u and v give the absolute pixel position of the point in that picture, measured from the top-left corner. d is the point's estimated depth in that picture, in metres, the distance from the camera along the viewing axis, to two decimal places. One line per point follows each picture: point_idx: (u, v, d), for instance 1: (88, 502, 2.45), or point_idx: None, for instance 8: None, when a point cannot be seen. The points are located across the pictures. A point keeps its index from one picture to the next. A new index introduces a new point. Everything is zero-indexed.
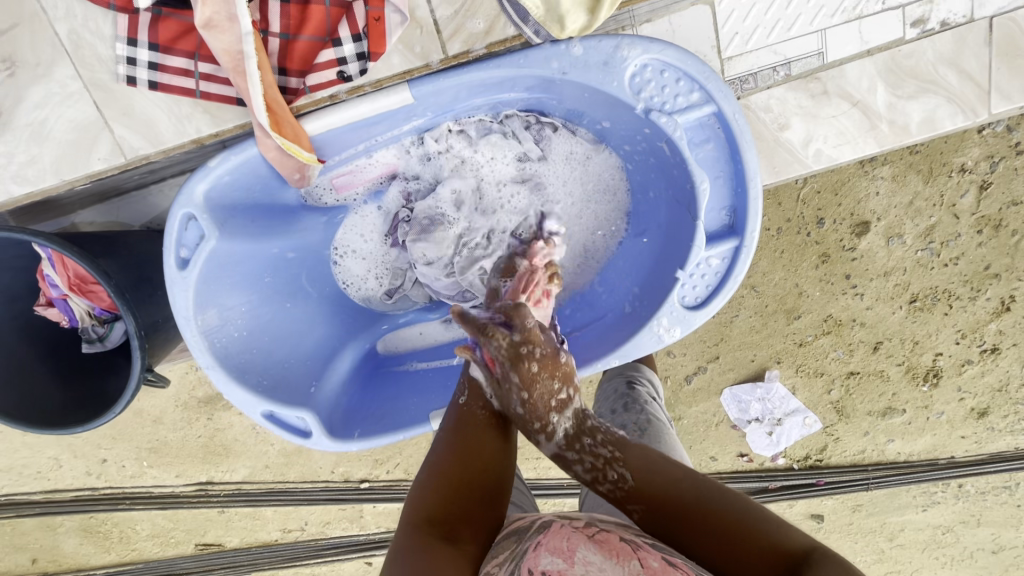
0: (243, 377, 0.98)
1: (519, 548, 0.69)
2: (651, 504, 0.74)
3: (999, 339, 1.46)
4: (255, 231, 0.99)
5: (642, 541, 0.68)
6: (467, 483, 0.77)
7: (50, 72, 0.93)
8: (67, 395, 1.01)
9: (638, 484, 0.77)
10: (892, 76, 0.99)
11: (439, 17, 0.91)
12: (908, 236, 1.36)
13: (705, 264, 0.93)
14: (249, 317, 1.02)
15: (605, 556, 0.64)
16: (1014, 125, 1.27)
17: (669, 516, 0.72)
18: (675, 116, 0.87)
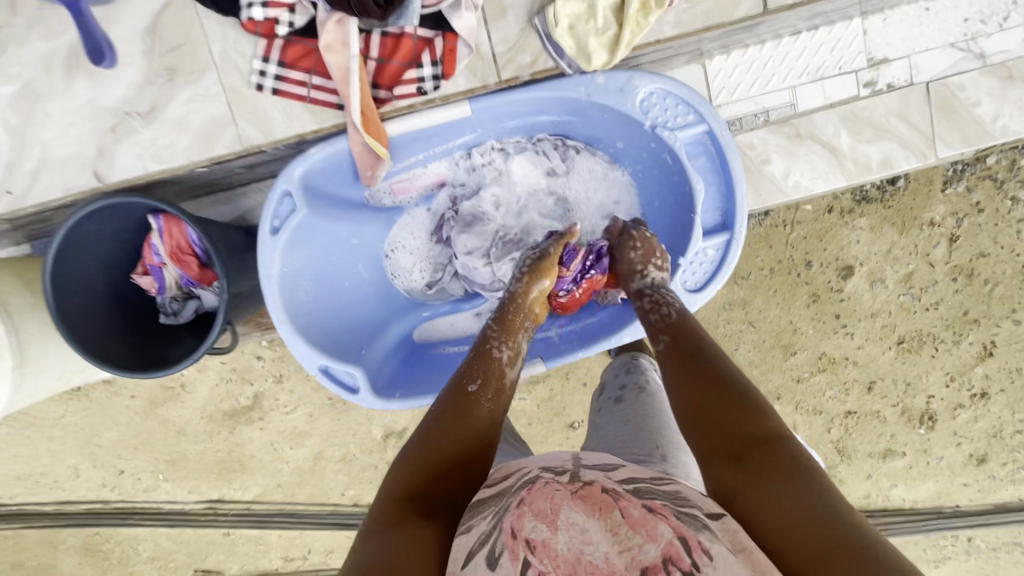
0: (308, 336, 1.09)
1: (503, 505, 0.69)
2: (678, 343, 0.86)
3: (986, 384, 1.54)
4: (331, 214, 1.12)
5: (623, 491, 0.70)
6: (459, 471, 0.75)
7: (188, 79, 1.04)
8: (131, 353, 0.95)
9: (677, 330, 0.88)
10: (852, 125, 1.11)
11: (496, 52, 1.06)
12: (890, 280, 1.50)
13: (702, 253, 1.07)
14: (315, 287, 1.13)
15: (589, 515, 0.65)
16: (974, 186, 1.44)
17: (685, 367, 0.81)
18: (676, 132, 1.04)
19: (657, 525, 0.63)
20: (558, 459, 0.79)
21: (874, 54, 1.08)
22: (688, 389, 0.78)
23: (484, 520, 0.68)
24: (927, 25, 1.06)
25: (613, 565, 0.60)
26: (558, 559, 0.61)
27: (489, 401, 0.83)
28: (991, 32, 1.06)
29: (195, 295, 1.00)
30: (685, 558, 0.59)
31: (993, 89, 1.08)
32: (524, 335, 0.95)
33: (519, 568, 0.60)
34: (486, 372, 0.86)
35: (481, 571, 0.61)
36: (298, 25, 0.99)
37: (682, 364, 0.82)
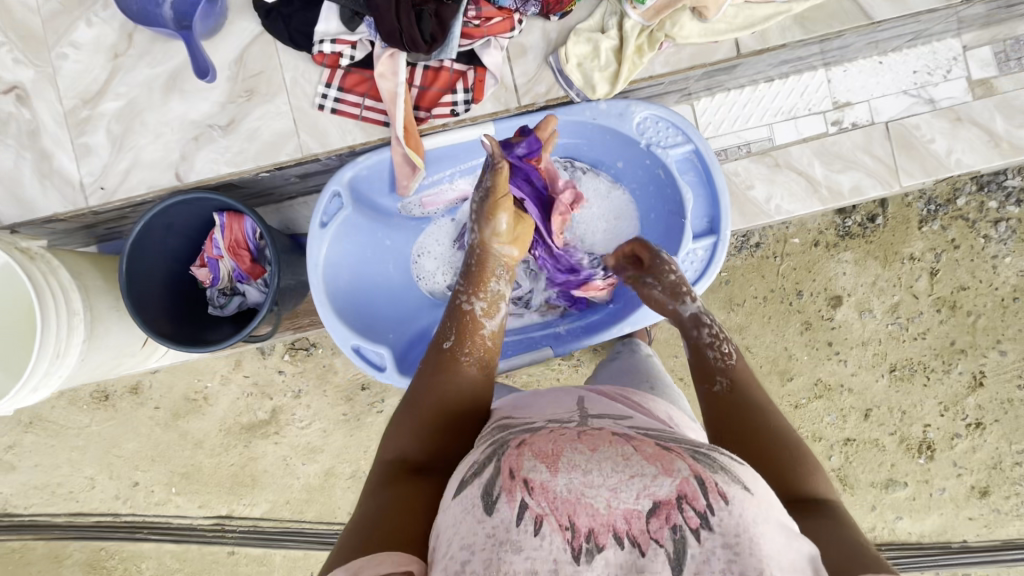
0: (345, 316, 1.00)
1: (498, 445, 0.62)
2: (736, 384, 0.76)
3: (980, 414, 1.59)
4: (375, 213, 1.05)
5: (635, 433, 0.62)
6: (448, 427, 0.72)
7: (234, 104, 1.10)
8: (176, 330, 1.00)
9: (739, 374, 0.77)
10: (825, 156, 1.16)
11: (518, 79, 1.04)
12: (877, 310, 1.59)
13: (692, 254, 0.99)
14: (352, 275, 1.03)
15: (593, 451, 0.58)
16: (947, 224, 1.57)
17: (733, 412, 0.72)
18: (667, 149, 0.98)
19: (672, 460, 0.56)
20: (563, 408, 0.68)
21: (839, 98, 1.16)
22: (733, 439, 0.70)
23: (478, 455, 0.63)
24: (883, 75, 1.16)
25: (619, 499, 0.53)
26: (558, 499, 0.53)
27: (468, 357, 0.79)
28: (937, 82, 1.15)
29: (241, 292, 1.08)
30: (701, 498, 0.53)
31: (944, 129, 1.15)
32: (495, 284, 0.85)
33: (515, 512, 0.53)
34: (462, 328, 0.81)
35: (475, 512, 0.55)
36: (358, 58, 0.94)
37: (730, 410, 0.73)
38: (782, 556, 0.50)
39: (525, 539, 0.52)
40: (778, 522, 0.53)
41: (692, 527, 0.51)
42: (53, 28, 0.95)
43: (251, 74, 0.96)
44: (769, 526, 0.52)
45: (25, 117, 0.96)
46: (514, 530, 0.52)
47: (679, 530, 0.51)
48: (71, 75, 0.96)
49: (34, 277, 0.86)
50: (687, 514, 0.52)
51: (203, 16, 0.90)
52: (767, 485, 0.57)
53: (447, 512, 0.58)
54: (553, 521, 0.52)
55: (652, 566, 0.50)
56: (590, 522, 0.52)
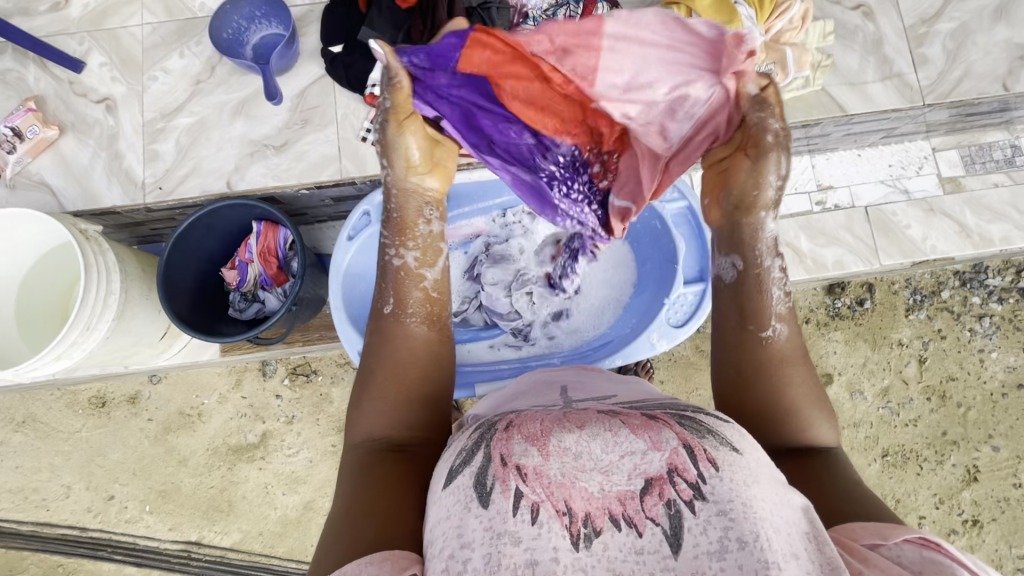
0: (355, 322, 1.07)
1: (485, 432, 0.60)
2: (788, 337, 0.73)
3: (976, 510, 1.56)
4: None
5: (621, 408, 0.62)
6: (411, 398, 0.73)
7: None
8: (191, 317, 1.07)
9: (788, 325, 0.74)
10: (810, 232, 1.27)
11: None
12: (868, 392, 1.62)
13: (682, 298, 1.06)
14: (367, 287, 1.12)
15: (582, 429, 0.56)
16: (934, 315, 1.63)
17: (771, 366, 0.72)
18: (664, 203, 1.09)
19: (660, 431, 0.54)
20: (548, 397, 0.72)
21: (822, 181, 1.30)
22: (757, 391, 0.71)
23: (464, 442, 0.60)
24: (862, 165, 1.30)
25: (612, 481, 0.51)
26: (553, 485, 0.51)
27: (414, 317, 0.79)
28: (910, 176, 1.29)
29: (260, 298, 1.15)
30: (691, 468, 0.51)
31: (919, 217, 1.26)
32: (422, 227, 0.83)
33: (511, 501, 0.50)
34: (399, 291, 0.80)
35: (471, 507, 0.51)
36: None
37: (763, 361, 0.72)
38: (773, 517, 0.48)
39: (523, 530, 0.49)
40: (767, 480, 0.51)
41: (686, 499, 0.49)
42: (150, 56, 1.13)
43: (309, 107, 1.11)
44: (760, 486, 0.50)
45: (108, 124, 1.11)
46: (511, 521, 0.49)
47: (673, 505, 0.49)
48: (156, 94, 1.12)
49: (87, 253, 0.95)
50: (680, 487, 0.50)
51: (279, 56, 1.07)
52: (753, 441, 0.55)
53: (437, 505, 0.55)
54: (550, 508, 0.50)
55: (651, 545, 0.47)
56: (586, 506, 0.50)
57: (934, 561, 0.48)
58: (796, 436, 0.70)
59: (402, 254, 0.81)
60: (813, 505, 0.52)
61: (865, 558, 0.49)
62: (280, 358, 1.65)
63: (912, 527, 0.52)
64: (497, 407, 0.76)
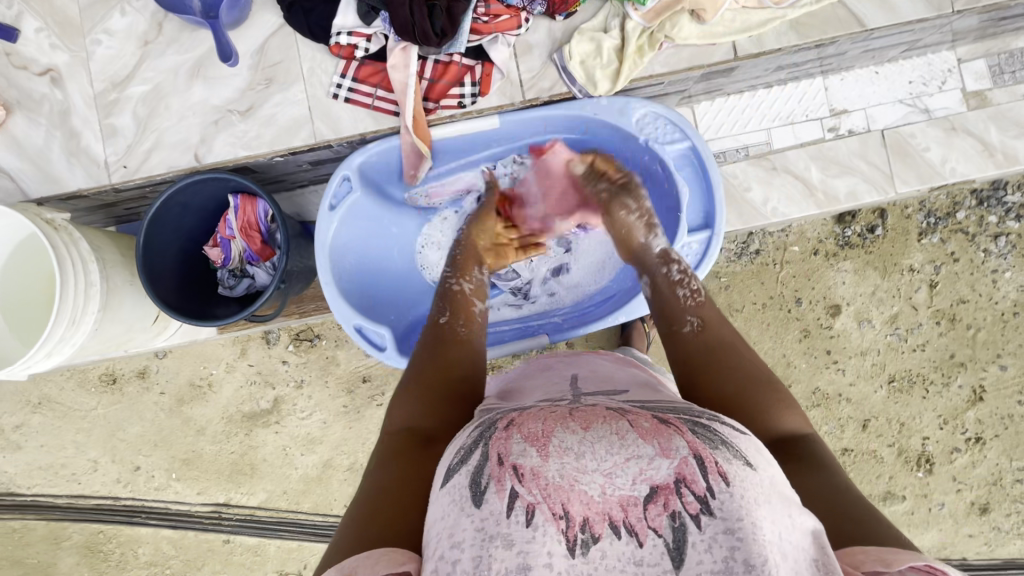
0: (347, 295, 1.03)
1: (484, 429, 0.58)
2: (705, 326, 0.75)
3: (980, 429, 1.58)
4: (383, 201, 1.09)
5: (630, 407, 0.60)
6: (451, 395, 0.72)
7: None
8: (180, 301, 1.03)
9: (706, 312, 0.77)
10: (822, 162, 1.20)
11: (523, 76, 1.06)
12: (876, 320, 1.59)
13: (686, 247, 1.02)
14: (356, 256, 1.07)
15: (587, 431, 0.55)
16: (947, 238, 1.57)
17: (709, 355, 0.72)
18: (664, 146, 1.01)
19: (670, 438, 0.52)
20: (556, 389, 0.68)
21: (836, 106, 1.20)
22: (709, 380, 0.69)
23: (464, 439, 0.58)
24: (880, 84, 1.20)
25: (615, 485, 0.50)
26: (550, 487, 0.50)
27: (466, 327, 0.83)
28: (932, 93, 1.19)
29: (249, 273, 1.10)
30: (700, 480, 0.49)
31: (939, 138, 1.18)
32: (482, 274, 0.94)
33: (505, 503, 0.49)
34: (456, 304, 0.86)
35: (463, 505, 0.50)
36: (372, 51, 0.99)
37: (702, 352, 0.73)
38: (780, 541, 0.47)
39: (517, 532, 0.48)
40: (779, 500, 0.50)
41: (691, 513, 0.48)
42: (89, 16, 1.02)
43: (271, 64, 1.01)
44: (771, 504, 0.49)
45: (57, 98, 1.02)
46: (505, 523, 0.48)
47: (678, 517, 0.48)
48: (102, 60, 1.02)
49: (57, 245, 0.91)
50: (686, 499, 0.49)
51: (229, 7, 0.96)
52: (769, 458, 0.53)
53: (434, 503, 0.54)
54: (547, 511, 0.49)
55: (651, 558, 0.47)
56: (584, 511, 0.49)
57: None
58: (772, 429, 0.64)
59: (460, 282, 0.90)
60: (823, 529, 0.51)
61: None
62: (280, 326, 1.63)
63: (919, 554, 0.48)
64: (500, 396, 0.74)
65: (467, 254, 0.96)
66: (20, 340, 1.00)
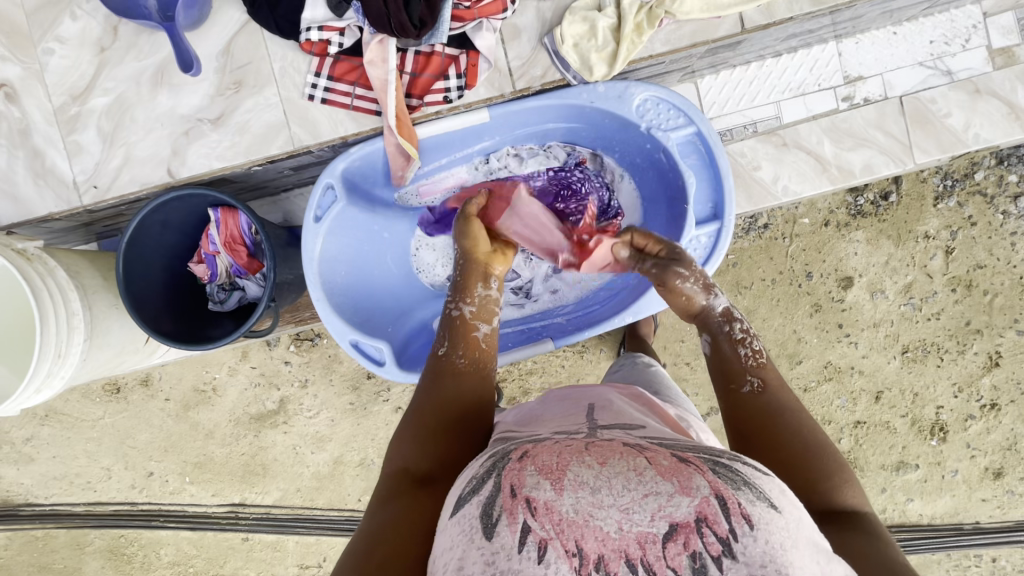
0: (341, 310, 1.00)
1: (497, 460, 0.55)
2: (767, 390, 0.70)
3: (995, 395, 1.54)
4: (373, 205, 1.04)
5: (647, 443, 0.56)
6: (451, 430, 0.68)
7: None
8: (177, 329, 1.00)
9: (770, 374, 0.72)
10: (835, 135, 1.13)
11: None
12: (890, 291, 1.53)
13: (695, 241, 0.97)
14: (349, 267, 1.03)
15: (604, 465, 0.51)
16: (964, 201, 1.50)
17: (766, 417, 0.67)
18: (669, 134, 0.95)
19: (690, 476, 0.48)
20: (570, 420, 0.65)
21: (850, 72, 1.13)
22: (768, 444, 0.65)
23: (474, 470, 0.55)
24: (898, 46, 1.13)
25: (632, 521, 0.46)
26: (564, 522, 0.46)
27: (465, 359, 0.77)
28: (955, 52, 1.12)
29: (240, 286, 1.06)
30: (722, 522, 0.45)
31: (962, 102, 1.12)
32: (482, 290, 0.83)
33: (516, 538, 0.46)
34: (454, 335, 0.79)
35: (473, 535, 0.47)
36: (347, 45, 0.92)
37: (761, 414, 0.68)
38: None
39: (528, 568, 0.44)
40: (806, 544, 0.46)
41: (713, 555, 0.44)
42: (38, 23, 0.94)
43: (239, 65, 0.94)
44: (799, 551, 0.45)
45: (14, 116, 0.95)
46: (516, 559, 0.44)
47: (698, 559, 0.44)
48: (58, 71, 0.94)
49: (30, 277, 0.86)
50: (707, 540, 0.44)
51: (186, 6, 0.88)
52: (794, 501, 0.49)
53: (443, 532, 0.51)
54: (559, 547, 0.45)
55: None
56: (598, 548, 0.45)
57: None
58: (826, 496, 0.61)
59: (460, 308, 0.81)
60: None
61: None
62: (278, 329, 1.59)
63: None
64: (519, 424, 0.69)
65: (468, 270, 0.85)
66: (10, 370, 0.96)
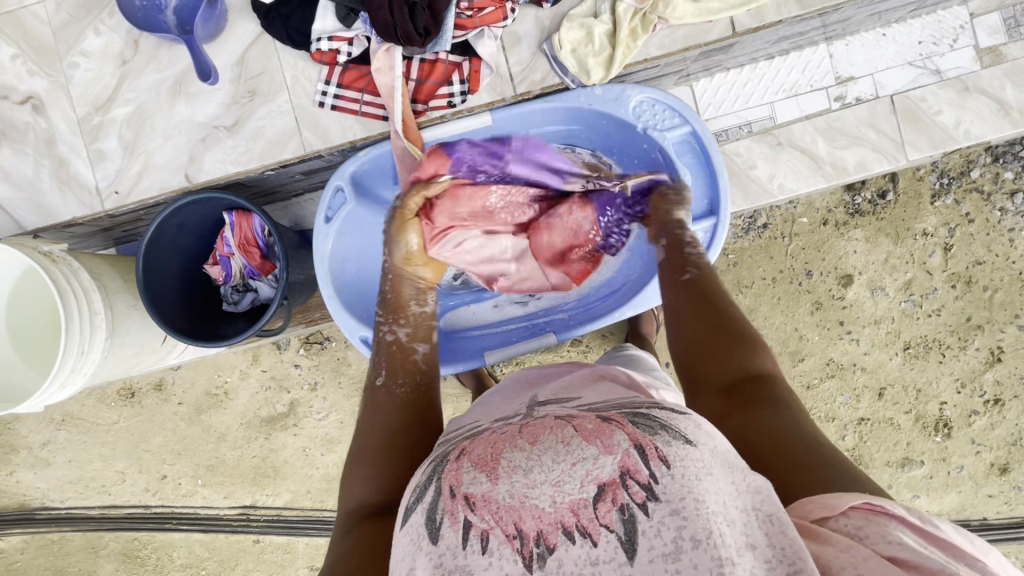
0: (350, 308, 1.03)
1: (438, 463, 0.57)
2: (701, 278, 0.77)
3: (998, 390, 1.55)
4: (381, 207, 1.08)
5: (578, 411, 0.58)
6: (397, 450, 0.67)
7: None
8: (191, 324, 1.04)
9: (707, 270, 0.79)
10: (828, 133, 1.16)
11: None
12: (890, 288, 1.54)
13: None
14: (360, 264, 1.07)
15: (533, 445, 0.53)
16: (961, 199, 1.52)
17: (697, 300, 0.74)
18: (664, 133, 0.98)
19: (612, 433, 0.51)
20: (513, 404, 0.67)
21: (841, 73, 1.17)
22: (693, 317, 0.72)
23: (417, 479, 0.57)
24: (888, 47, 1.16)
25: (563, 491, 0.48)
26: (501, 510, 0.49)
27: (405, 386, 0.75)
28: (943, 52, 1.15)
29: (252, 287, 1.10)
30: (642, 469, 0.48)
31: (953, 100, 1.15)
32: (416, 307, 0.85)
33: (459, 535, 0.48)
34: (392, 362, 0.78)
35: (421, 545, 0.49)
36: (355, 54, 0.96)
37: (692, 298, 0.75)
38: (728, 510, 0.45)
39: (473, 561, 0.47)
40: (720, 468, 0.48)
41: (639, 502, 0.46)
42: (64, 39, 0.99)
43: (253, 74, 0.98)
44: (714, 478, 0.47)
45: (41, 126, 1.00)
46: (462, 555, 0.47)
47: (626, 510, 0.46)
48: (82, 83, 0.99)
49: (56, 278, 0.90)
50: (632, 490, 0.47)
51: (204, 20, 0.93)
52: (710, 430, 0.51)
53: (396, 545, 0.53)
54: (499, 533, 0.48)
55: (606, 554, 0.45)
56: (537, 525, 0.47)
57: (886, 529, 0.46)
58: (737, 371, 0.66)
59: (394, 330, 0.81)
60: (774, 488, 0.48)
61: (816, 535, 0.46)
62: (288, 333, 1.63)
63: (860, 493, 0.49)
64: (465, 418, 0.71)
65: (398, 288, 0.87)
66: (35, 370, 1.01)
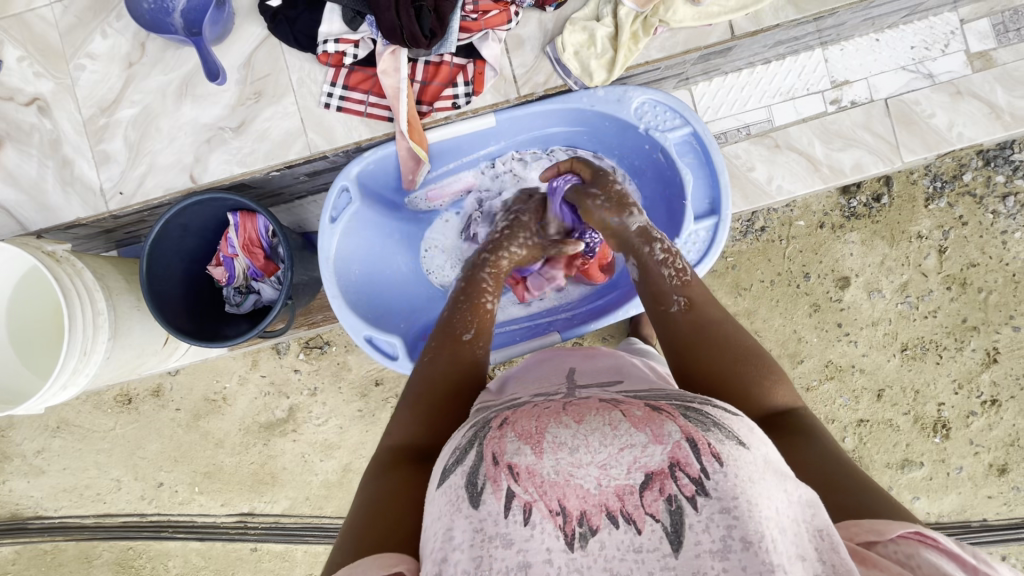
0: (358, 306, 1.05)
1: (479, 428, 0.56)
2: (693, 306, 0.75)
3: (995, 391, 1.56)
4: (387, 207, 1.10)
5: (623, 397, 0.59)
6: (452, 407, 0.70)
7: None
8: (194, 325, 1.04)
9: (694, 293, 0.76)
10: (824, 136, 1.19)
11: None
12: (886, 290, 1.56)
13: (694, 235, 1.01)
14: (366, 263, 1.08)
15: (580, 424, 0.53)
16: (954, 202, 1.54)
17: (699, 328, 0.72)
18: (665, 135, 1.00)
19: (663, 423, 0.51)
20: (551, 382, 0.68)
21: (836, 77, 1.19)
22: (694, 346, 0.70)
23: (458, 439, 0.56)
24: (880, 52, 1.19)
25: (610, 476, 0.49)
26: (546, 484, 0.49)
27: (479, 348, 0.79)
28: (935, 57, 1.18)
29: (255, 289, 1.10)
30: (694, 463, 0.48)
31: (945, 103, 1.18)
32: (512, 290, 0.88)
33: (501, 503, 0.48)
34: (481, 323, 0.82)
35: (460, 507, 0.49)
36: (361, 56, 0.98)
37: (689, 328, 0.72)
38: (778, 515, 0.46)
39: (514, 531, 0.47)
40: (772, 474, 0.49)
41: (687, 495, 0.47)
42: (71, 41, 1.00)
43: (260, 76, 0.99)
44: (765, 482, 0.47)
45: (46, 128, 1.01)
46: (503, 524, 0.47)
47: (674, 501, 0.47)
48: (89, 85, 1.00)
49: (61, 278, 0.90)
50: (681, 482, 0.47)
51: (211, 23, 0.94)
52: (761, 435, 0.52)
53: (431, 503, 0.53)
54: (543, 508, 0.48)
55: (650, 543, 0.46)
56: (581, 505, 0.48)
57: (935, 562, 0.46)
58: (757, 401, 0.65)
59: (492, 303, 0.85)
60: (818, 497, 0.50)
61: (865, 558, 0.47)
62: (288, 337, 1.62)
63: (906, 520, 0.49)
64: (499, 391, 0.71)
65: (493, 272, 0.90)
66: (36, 372, 1.00)
